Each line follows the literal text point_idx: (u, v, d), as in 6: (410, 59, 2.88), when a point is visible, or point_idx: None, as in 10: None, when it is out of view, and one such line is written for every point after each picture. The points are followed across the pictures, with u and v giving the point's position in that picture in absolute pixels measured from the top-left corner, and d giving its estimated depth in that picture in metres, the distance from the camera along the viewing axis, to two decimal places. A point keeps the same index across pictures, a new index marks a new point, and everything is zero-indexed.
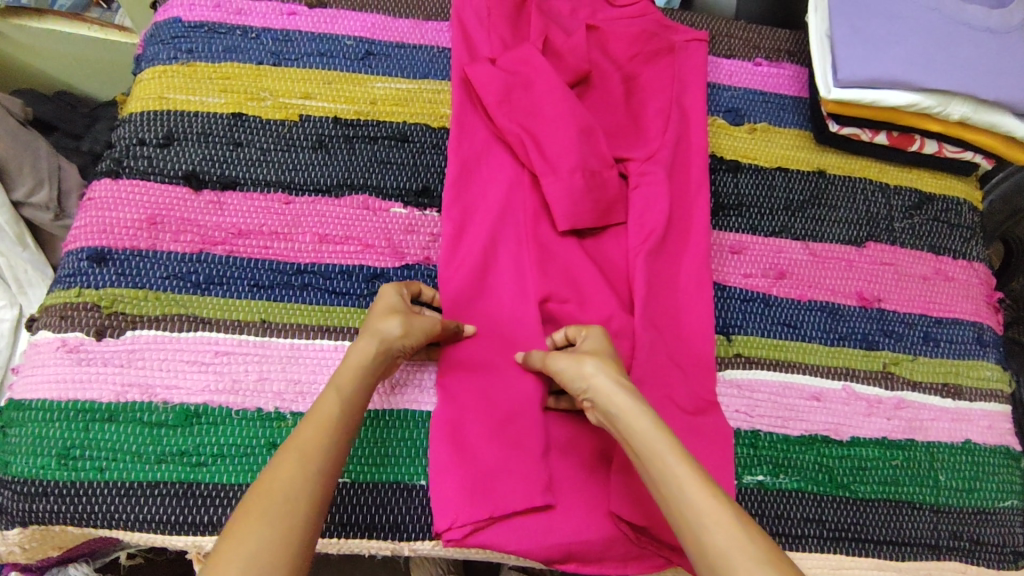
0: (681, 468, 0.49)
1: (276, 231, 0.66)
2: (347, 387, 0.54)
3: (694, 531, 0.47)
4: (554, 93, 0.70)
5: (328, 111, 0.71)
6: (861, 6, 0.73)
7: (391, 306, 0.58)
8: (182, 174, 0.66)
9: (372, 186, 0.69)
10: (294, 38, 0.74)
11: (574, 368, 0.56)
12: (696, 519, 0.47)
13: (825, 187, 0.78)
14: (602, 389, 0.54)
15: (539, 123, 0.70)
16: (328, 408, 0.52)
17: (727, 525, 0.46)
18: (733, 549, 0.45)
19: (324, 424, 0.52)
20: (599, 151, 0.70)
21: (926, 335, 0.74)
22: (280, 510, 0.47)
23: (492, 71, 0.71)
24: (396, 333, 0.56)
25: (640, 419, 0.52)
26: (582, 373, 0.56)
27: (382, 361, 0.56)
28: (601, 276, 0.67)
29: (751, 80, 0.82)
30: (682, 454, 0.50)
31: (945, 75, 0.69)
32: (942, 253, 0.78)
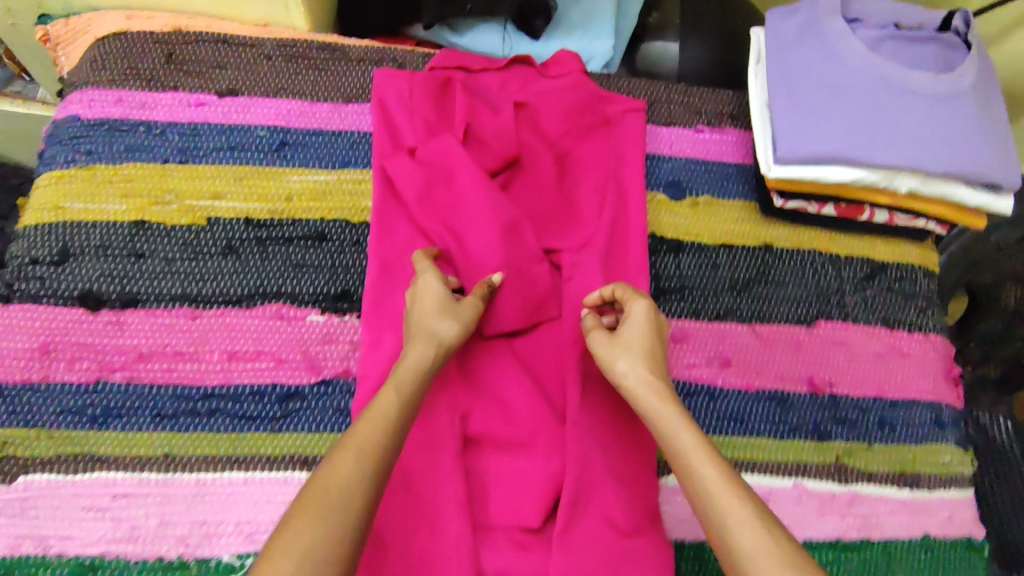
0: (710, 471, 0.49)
1: (180, 351, 0.62)
2: (407, 390, 0.52)
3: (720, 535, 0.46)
4: (476, 185, 0.66)
5: (239, 212, 0.67)
6: (801, 76, 0.69)
7: (437, 298, 0.58)
8: (78, 295, 0.62)
9: (287, 293, 0.65)
10: (202, 132, 0.69)
11: (614, 356, 0.57)
12: (722, 522, 0.46)
13: (772, 263, 0.74)
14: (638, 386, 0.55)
15: (462, 219, 0.67)
16: (387, 408, 0.50)
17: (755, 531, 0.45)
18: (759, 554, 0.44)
19: (384, 424, 0.49)
20: (527, 245, 0.67)
21: (881, 420, 0.70)
22: (337, 503, 0.44)
23: (410, 166, 0.67)
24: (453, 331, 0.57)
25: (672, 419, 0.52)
26: (624, 366, 0.56)
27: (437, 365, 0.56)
28: (532, 384, 0.63)
29: (693, 148, 0.77)
30: (715, 456, 0.50)
31: (890, 150, 0.65)
32: (897, 327, 0.74)
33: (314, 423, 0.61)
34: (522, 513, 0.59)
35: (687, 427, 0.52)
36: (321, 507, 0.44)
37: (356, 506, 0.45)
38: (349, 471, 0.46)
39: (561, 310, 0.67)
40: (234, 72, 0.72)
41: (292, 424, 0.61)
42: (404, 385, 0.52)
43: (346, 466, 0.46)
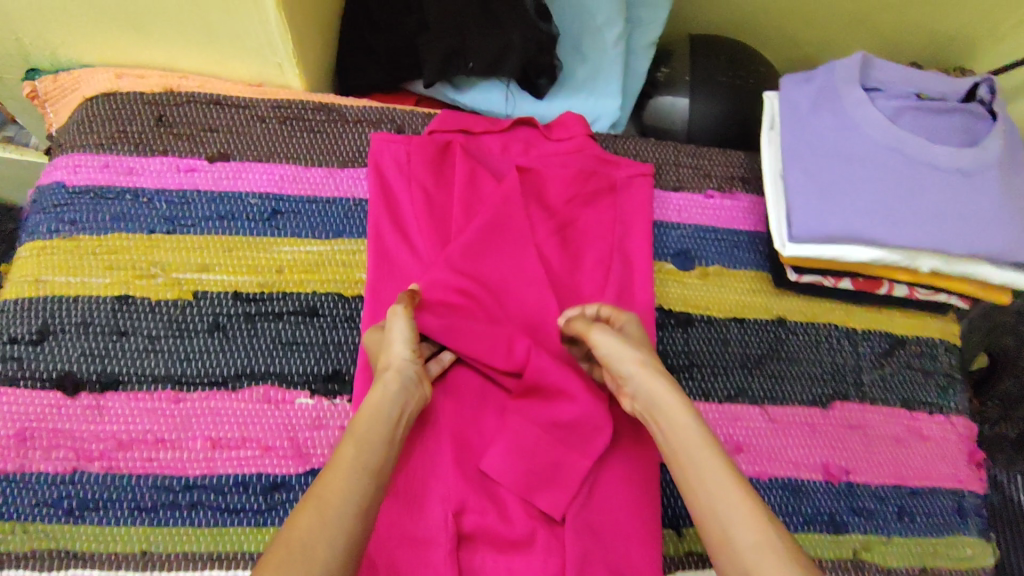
0: (719, 473, 0.47)
1: (162, 439, 0.59)
2: (369, 433, 0.50)
3: (724, 533, 0.45)
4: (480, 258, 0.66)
5: (227, 285, 0.64)
6: (816, 149, 0.66)
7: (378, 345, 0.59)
8: (56, 377, 0.59)
9: (275, 373, 0.62)
10: (191, 199, 0.67)
11: (620, 349, 0.55)
12: (731, 521, 0.45)
13: (786, 337, 0.70)
14: (646, 381, 0.53)
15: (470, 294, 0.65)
16: (349, 452, 0.48)
17: (760, 532, 0.44)
18: (764, 553, 0.43)
19: (355, 468, 0.47)
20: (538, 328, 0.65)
21: (900, 510, 0.67)
22: (305, 560, 0.41)
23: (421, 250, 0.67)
24: (407, 349, 0.57)
25: (684, 416, 0.50)
26: (630, 357, 0.55)
27: (409, 390, 0.55)
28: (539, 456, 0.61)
29: (703, 215, 0.74)
30: (723, 457, 0.48)
31: (912, 230, 0.62)
32: (916, 408, 0.71)
33: None
34: None
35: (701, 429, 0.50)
36: (286, 558, 0.41)
37: (327, 557, 0.42)
38: (315, 521, 0.43)
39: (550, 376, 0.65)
40: (226, 134, 0.69)
41: (277, 517, 0.58)
42: (364, 434, 0.50)
43: (310, 519, 0.44)
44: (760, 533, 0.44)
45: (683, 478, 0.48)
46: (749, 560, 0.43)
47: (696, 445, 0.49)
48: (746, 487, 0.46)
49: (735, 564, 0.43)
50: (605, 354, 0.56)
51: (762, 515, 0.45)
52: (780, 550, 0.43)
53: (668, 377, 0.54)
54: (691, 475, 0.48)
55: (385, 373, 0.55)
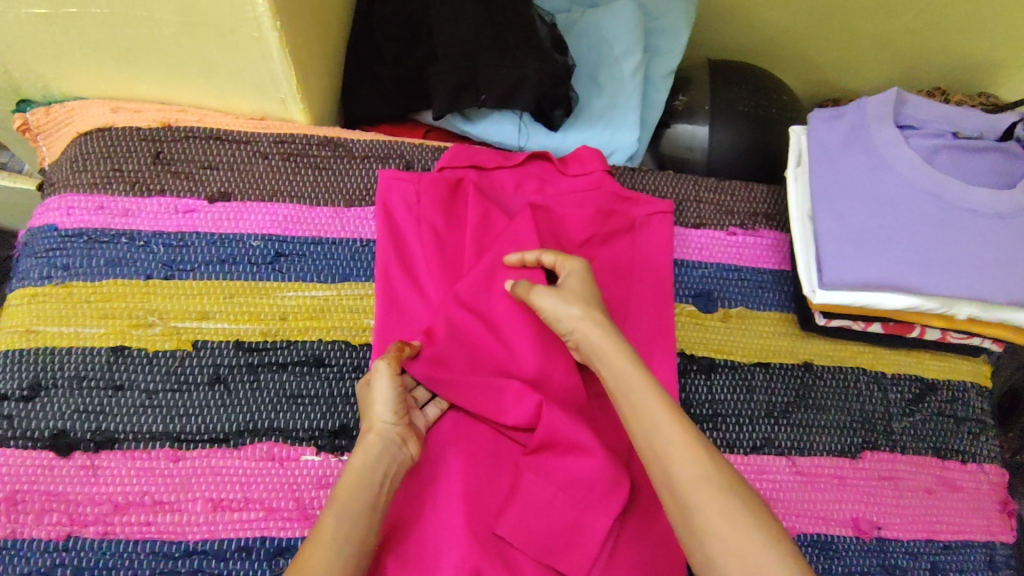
0: (655, 408, 0.50)
1: (160, 500, 0.55)
2: (351, 506, 0.50)
3: (659, 464, 0.48)
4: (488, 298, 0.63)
5: (228, 334, 0.61)
6: (844, 190, 0.63)
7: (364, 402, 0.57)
8: (48, 435, 0.56)
9: (278, 428, 0.59)
10: (190, 242, 0.63)
11: (562, 307, 0.57)
12: (665, 453, 0.48)
13: (813, 383, 0.67)
14: (587, 333, 0.56)
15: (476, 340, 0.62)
16: (332, 527, 0.48)
17: (694, 462, 0.47)
18: (698, 481, 0.46)
19: (337, 545, 0.47)
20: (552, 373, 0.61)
21: (932, 566, 0.64)
22: None
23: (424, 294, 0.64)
24: (390, 411, 0.55)
25: (621, 362, 0.53)
26: (571, 314, 0.57)
27: (393, 454, 0.54)
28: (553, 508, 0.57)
29: (725, 253, 0.71)
30: (658, 393, 0.51)
31: (947, 277, 0.59)
32: (948, 457, 0.68)
33: None
34: None
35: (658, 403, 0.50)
36: None
37: None
38: None
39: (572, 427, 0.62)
40: (227, 172, 0.66)
41: None
42: (344, 501, 0.50)
43: None
44: (694, 462, 0.47)
45: (625, 417, 0.52)
46: (686, 491, 0.46)
47: (632, 385, 0.52)
48: (679, 418, 0.50)
49: (674, 495, 0.47)
50: (547, 312, 0.58)
51: (695, 444, 0.48)
52: (754, 536, 0.44)
53: (606, 325, 0.56)
54: (629, 414, 0.51)
55: (367, 438, 0.53)
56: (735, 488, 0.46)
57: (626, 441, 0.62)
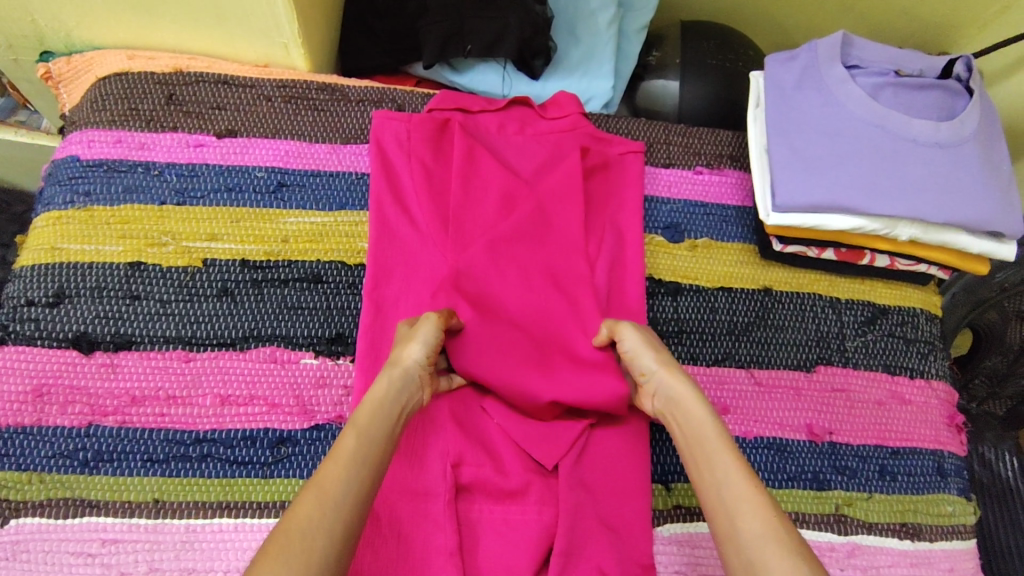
0: (726, 460, 0.50)
1: (173, 395, 0.61)
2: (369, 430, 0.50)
3: (729, 518, 0.47)
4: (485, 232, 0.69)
5: (234, 254, 0.67)
6: (799, 124, 0.69)
7: (400, 336, 0.59)
8: (71, 337, 0.62)
9: (281, 335, 0.65)
10: (200, 172, 0.70)
11: (642, 350, 0.60)
12: (735, 506, 0.47)
13: (772, 306, 0.73)
14: (666, 378, 0.57)
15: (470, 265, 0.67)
16: (348, 446, 0.49)
17: (764, 520, 0.46)
18: (766, 537, 0.45)
19: (352, 460, 0.48)
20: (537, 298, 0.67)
21: (882, 469, 0.69)
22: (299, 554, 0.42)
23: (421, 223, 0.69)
24: (422, 352, 0.57)
25: (697, 411, 0.54)
26: (649, 357, 0.59)
27: (411, 391, 0.56)
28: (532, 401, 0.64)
29: (692, 190, 0.77)
30: (732, 449, 0.51)
31: (890, 198, 0.65)
32: (898, 373, 0.73)
33: (305, 469, 0.61)
34: (514, 562, 0.59)
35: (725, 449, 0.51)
36: (281, 550, 0.42)
37: (318, 549, 0.43)
38: (311, 510, 0.44)
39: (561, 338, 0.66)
40: (234, 112, 0.72)
41: (283, 469, 0.61)
42: (365, 424, 0.51)
43: (309, 505, 0.44)
44: (764, 521, 0.46)
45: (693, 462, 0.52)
46: (755, 548, 0.45)
47: (704, 436, 0.52)
48: (752, 477, 0.49)
49: (736, 545, 0.46)
50: (629, 352, 0.61)
51: (767, 503, 0.47)
52: None
53: (685, 375, 0.57)
54: (702, 463, 0.51)
55: (395, 368, 0.55)
56: (807, 556, 0.44)
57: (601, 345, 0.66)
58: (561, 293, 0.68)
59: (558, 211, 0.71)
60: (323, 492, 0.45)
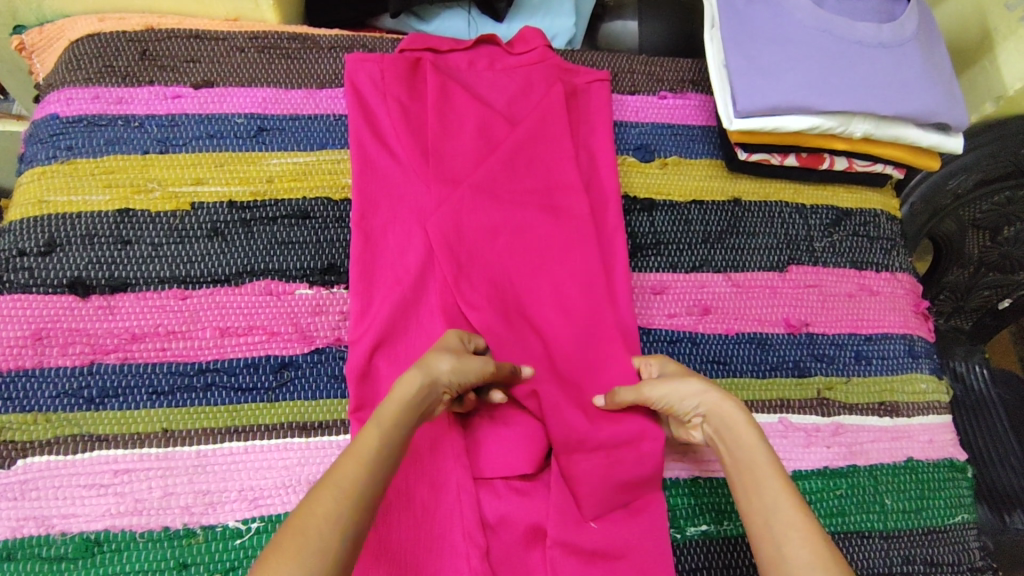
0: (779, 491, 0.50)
1: (173, 330, 0.62)
2: (389, 433, 0.50)
3: (777, 549, 0.47)
4: (468, 161, 0.72)
5: (222, 196, 0.68)
6: (752, 35, 0.73)
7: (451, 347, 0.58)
8: (67, 282, 0.63)
9: (274, 269, 0.66)
10: (181, 122, 0.71)
11: (683, 389, 0.58)
12: (782, 534, 0.48)
13: (742, 215, 0.77)
14: (713, 408, 0.56)
15: (455, 189, 0.69)
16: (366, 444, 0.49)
17: (812, 550, 0.46)
18: (811, 565, 0.45)
19: (364, 459, 0.48)
20: (521, 216, 0.70)
21: (858, 354, 0.73)
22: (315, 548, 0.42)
23: (402, 155, 0.71)
24: (454, 373, 0.55)
25: (747, 438, 0.54)
26: (693, 395, 0.58)
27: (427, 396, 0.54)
28: (526, 312, 0.67)
29: (658, 113, 0.81)
30: (784, 481, 0.51)
31: (841, 95, 0.69)
32: (865, 268, 0.77)
33: (309, 391, 0.62)
34: (513, 462, 0.60)
35: (778, 479, 0.51)
36: (299, 545, 0.42)
37: (334, 548, 0.43)
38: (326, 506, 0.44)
39: (548, 253, 0.70)
40: (209, 65, 0.74)
41: (288, 393, 0.62)
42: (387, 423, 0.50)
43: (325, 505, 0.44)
44: (812, 550, 0.46)
45: (742, 492, 0.52)
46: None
47: (761, 465, 0.52)
48: (807, 513, 0.49)
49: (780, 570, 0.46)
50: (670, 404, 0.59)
51: (817, 538, 0.47)
52: None
53: (740, 407, 0.56)
54: (751, 489, 0.51)
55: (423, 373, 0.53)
56: None
57: (585, 256, 0.70)
58: (544, 211, 0.71)
59: (535, 143, 0.74)
60: (341, 483, 0.46)
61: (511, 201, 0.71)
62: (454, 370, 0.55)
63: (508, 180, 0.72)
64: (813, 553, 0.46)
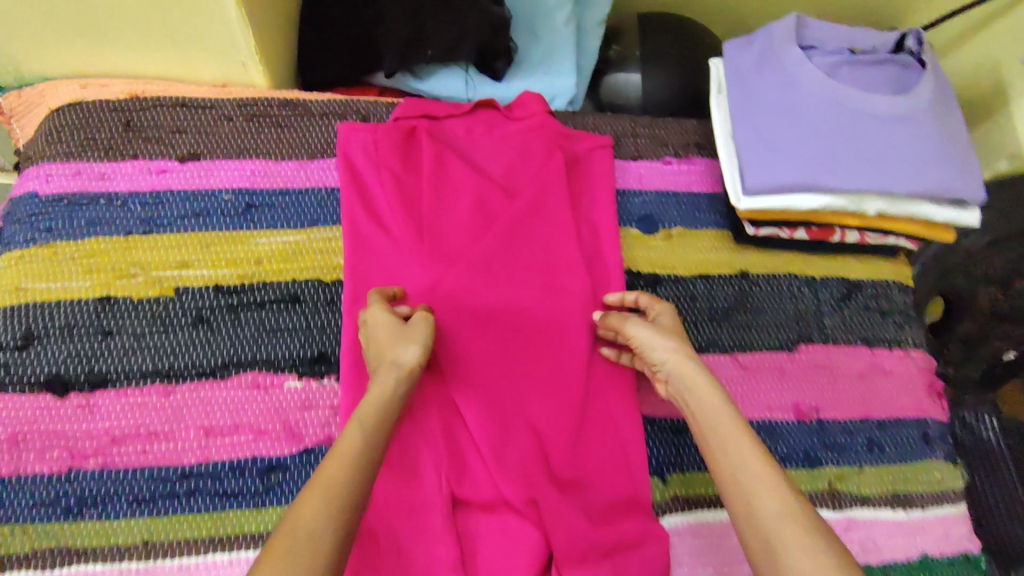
0: (743, 441, 0.50)
1: (155, 431, 0.60)
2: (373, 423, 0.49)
3: (746, 498, 0.47)
4: (464, 239, 0.69)
5: (207, 280, 0.65)
6: (760, 106, 0.70)
7: (386, 326, 0.56)
8: (45, 380, 0.60)
9: (261, 360, 0.63)
10: (165, 199, 0.68)
11: (656, 339, 0.58)
12: (750, 484, 0.47)
13: (750, 290, 0.74)
14: (676, 364, 0.56)
15: (451, 271, 0.67)
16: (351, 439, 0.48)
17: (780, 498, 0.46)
18: (781, 515, 0.45)
19: (354, 454, 0.47)
20: (519, 299, 0.68)
21: (870, 441, 0.70)
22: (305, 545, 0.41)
23: (397, 233, 0.68)
24: (416, 351, 0.55)
25: (713, 393, 0.53)
26: (664, 346, 0.57)
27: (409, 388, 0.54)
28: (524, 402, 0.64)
29: (662, 181, 0.78)
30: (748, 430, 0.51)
31: (854, 173, 0.66)
32: (877, 346, 0.74)
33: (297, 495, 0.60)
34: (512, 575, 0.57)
35: (740, 428, 0.51)
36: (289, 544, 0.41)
37: (323, 544, 0.42)
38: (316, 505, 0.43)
39: (547, 339, 0.67)
40: (195, 135, 0.71)
41: (275, 498, 0.59)
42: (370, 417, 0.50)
43: (315, 505, 0.43)
44: (780, 502, 0.46)
45: (706, 444, 0.52)
46: (770, 523, 0.45)
47: (725, 414, 0.52)
48: (770, 461, 0.49)
49: (750, 519, 0.46)
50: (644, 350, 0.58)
51: (783, 486, 0.47)
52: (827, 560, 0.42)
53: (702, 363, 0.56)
54: (715, 440, 0.51)
55: (387, 368, 0.53)
56: (821, 534, 0.44)
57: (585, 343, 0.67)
58: (543, 292, 0.69)
59: (534, 218, 0.71)
60: (329, 484, 0.44)
61: (509, 281, 0.68)
62: (412, 351, 0.55)
63: (506, 259, 0.69)
64: (781, 499, 0.46)
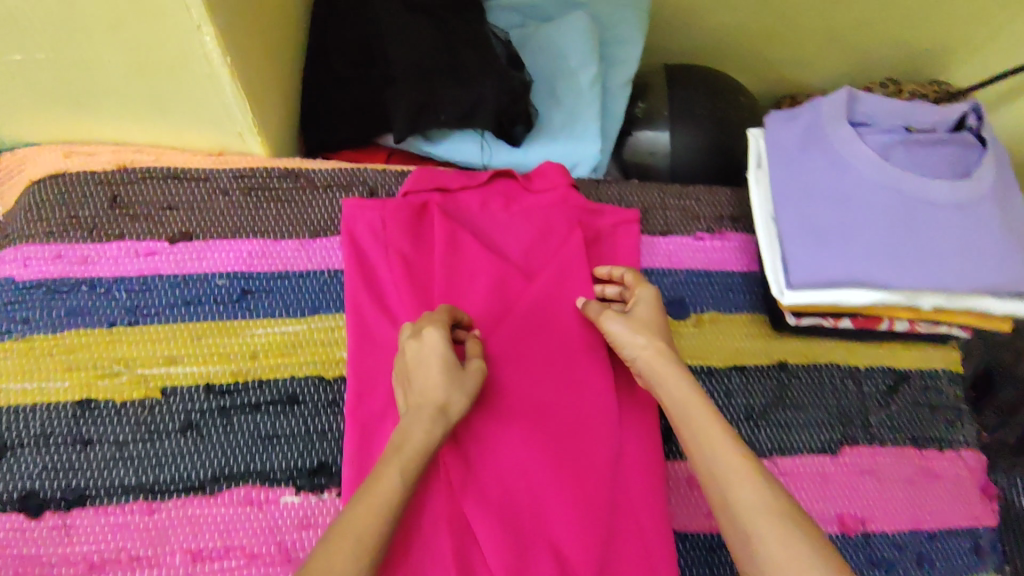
0: (718, 436, 0.49)
1: (136, 555, 0.54)
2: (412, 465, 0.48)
3: (723, 493, 0.47)
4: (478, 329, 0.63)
5: (197, 378, 0.60)
6: (806, 190, 0.64)
7: (443, 357, 0.54)
8: (17, 496, 0.54)
9: (254, 472, 0.57)
10: (153, 286, 0.62)
11: (630, 333, 0.58)
12: (726, 478, 0.47)
13: (788, 383, 0.68)
14: (649, 360, 0.56)
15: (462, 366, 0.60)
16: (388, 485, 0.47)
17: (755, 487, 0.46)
18: (758, 507, 0.45)
19: (383, 508, 0.45)
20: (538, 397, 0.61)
21: (920, 555, 0.64)
22: None
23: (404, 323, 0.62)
24: (463, 400, 0.54)
25: (686, 390, 0.53)
26: (636, 341, 0.57)
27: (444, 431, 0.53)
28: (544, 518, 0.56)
29: (694, 259, 0.72)
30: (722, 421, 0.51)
31: (911, 269, 0.60)
32: (926, 446, 0.69)
33: None
34: None
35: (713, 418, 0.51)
36: None
37: None
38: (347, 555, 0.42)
39: (570, 442, 0.59)
40: (188, 212, 0.65)
41: None
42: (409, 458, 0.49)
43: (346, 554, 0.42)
44: (756, 491, 0.46)
45: (684, 441, 0.51)
46: (747, 519, 0.45)
47: (698, 408, 0.52)
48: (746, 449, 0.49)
49: (728, 514, 0.46)
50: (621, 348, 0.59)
51: (759, 475, 0.47)
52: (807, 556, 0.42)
53: (676, 358, 0.56)
54: (691, 438, 0.51)
55: (434, 411, 0.52)
56: (800, 524, 0.44)
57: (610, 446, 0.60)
58: (564, 388, 0.62)
59: (554, 305, 0.65)
60: (362, 535, 0.43)
61: (526, 377, 0.61)
62: (461, 401, 0.53)
63: (523, 351, 0.63)
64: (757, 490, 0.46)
